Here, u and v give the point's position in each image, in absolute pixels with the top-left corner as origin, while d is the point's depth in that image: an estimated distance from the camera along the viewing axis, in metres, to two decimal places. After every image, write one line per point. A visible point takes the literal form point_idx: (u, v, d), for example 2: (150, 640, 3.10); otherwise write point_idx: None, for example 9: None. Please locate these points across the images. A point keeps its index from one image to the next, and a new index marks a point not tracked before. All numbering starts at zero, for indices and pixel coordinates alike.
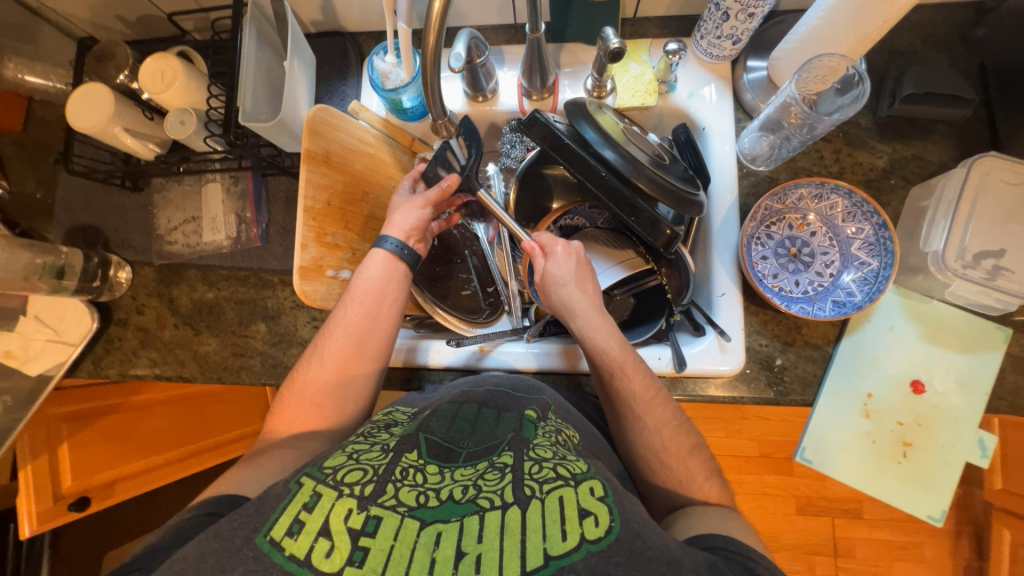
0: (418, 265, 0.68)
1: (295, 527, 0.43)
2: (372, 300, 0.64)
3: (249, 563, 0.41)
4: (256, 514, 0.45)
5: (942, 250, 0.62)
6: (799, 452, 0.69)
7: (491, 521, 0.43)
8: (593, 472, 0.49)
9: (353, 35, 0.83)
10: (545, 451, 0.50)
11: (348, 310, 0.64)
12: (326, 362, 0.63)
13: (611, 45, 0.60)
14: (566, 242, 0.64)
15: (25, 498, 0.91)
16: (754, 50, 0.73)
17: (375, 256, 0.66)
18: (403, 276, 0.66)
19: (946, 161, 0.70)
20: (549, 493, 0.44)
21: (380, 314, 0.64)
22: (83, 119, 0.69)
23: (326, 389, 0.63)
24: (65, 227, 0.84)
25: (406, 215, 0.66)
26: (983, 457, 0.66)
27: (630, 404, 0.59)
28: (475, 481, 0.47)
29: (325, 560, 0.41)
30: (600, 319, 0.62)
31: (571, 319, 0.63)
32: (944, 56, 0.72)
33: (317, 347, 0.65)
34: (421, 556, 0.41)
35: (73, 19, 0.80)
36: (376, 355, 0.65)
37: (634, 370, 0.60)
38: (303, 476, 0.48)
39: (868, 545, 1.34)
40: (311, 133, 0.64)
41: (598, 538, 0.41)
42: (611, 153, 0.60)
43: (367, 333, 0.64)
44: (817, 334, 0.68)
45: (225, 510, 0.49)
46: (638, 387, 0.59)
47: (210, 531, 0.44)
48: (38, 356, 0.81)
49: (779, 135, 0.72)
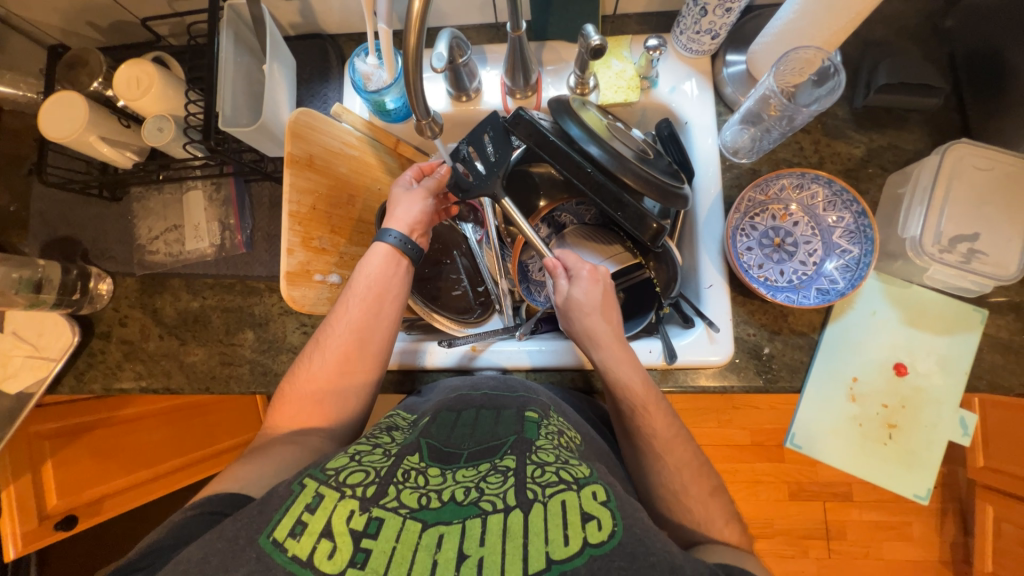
0: (421, 259, 0.69)
1: (298, 528, 0.42)
2: (374, 295, 0.64)
3: (252, 564, 0.41)
4: (259, 514, 0.44)
5: (919, 235, 0.64)
6: (789, 438, 0.70)
7: (494, 524, 0.43)
8: (595, 476, 0.48)
9: (334, 37, 0.83)
10: (548, 453, 0.50)
11: (350, 306, 0.63)
12: (328, 358, 0.62)
13: (592, 42, 0.60)
14: (592, 267, 0.65)
15: (9, 517, 0.89)
16: (733, 44, 0.74)
17: (377, 251, 0.66)
18: (406, 270, 0.67)
19: (920, 149, 0.72)
20: (552, 497, 0.44)
21: (382, 310, 0.64)
22: (56, 128, 0.68)
23: (327, 386, 0.62)
24: (41, 239, 0.81)
25: (409, 209, 0.67)
26: (965, 435, 0.68)
27: (651, 440, 0.60)
28: (477, 483, 0.47)
29: (327, 562, 0.41)
30: (622, 349, 0.62)
31: (593, 348, 0.63)
32: (914, 46, 0.74)
33: (318, 343, 0.64)
34: (423, 558, 0.41)
35: (42, 26, 0.78)
36: (377, 352, 0.64)
37: (653, 403, 0.61)
38: (304, 477, 0.47)
39: (858, 527, 1.37)
40: (295, 136, 0.63)
41: (601, 542, 0.41)
42: (595, 150, 0.60)
43: (368, 329, 0.63)
44: (803, 321, 0.70)
45: (229, 509, 0.48)
46: (659, 425, 0.60)
47: (214, 531, 0.44)
48: (18, 373, 0.78)
49: (760, 127, 0.72)
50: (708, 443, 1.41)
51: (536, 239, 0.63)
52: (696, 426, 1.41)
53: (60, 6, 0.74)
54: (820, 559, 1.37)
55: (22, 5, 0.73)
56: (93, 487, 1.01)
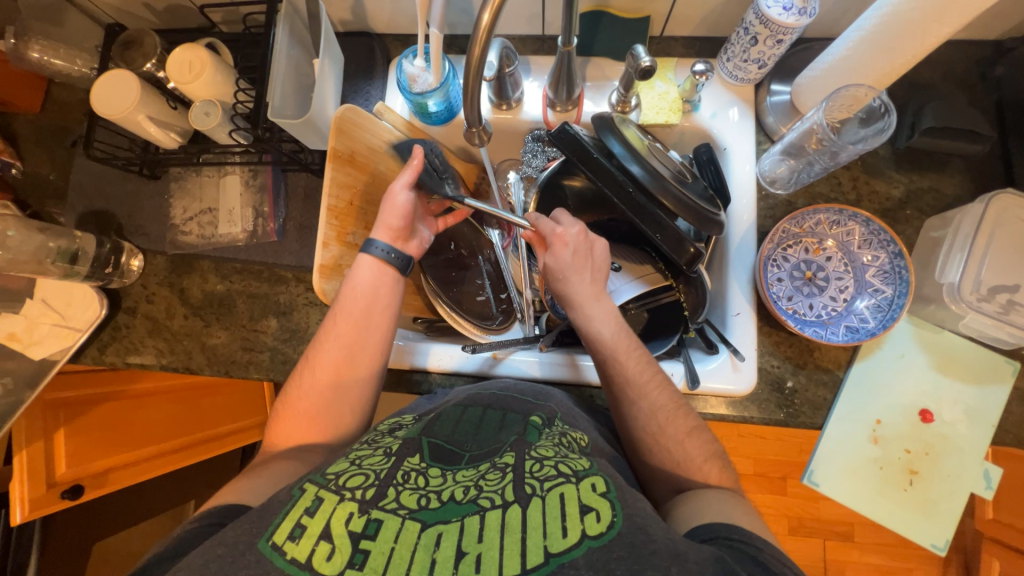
0: (409, 268, 0.68)
1: (297, 532, 0.43)
2: (363, 308, 0.64)
3: (251, 568, 0.41)
4: (258, 521, 0.45)
5: (958, 282, 0.63)
6: (807, 474, 0.69)
7: (492, 520, 0.43)
8: (595, 468, 0.49)
9: (381, 36, 0.84)
10: (546, 450, 0.51)
11: (338, 321, 0.64)
12: (319, 374, 0.63)
13: (643, 63, 0.60)
14: (565, 228, 0.64)
15: (17, 481, 0.87)
16: (778, 75, 0.74)
17: (363, 262, 0.65)
18: (394, 280, 0.66)
19: (961, 195, 0.72)
20: (550, 491, 0.45)
21: (370, 322, 0.64)
22: (108, 106, 0.69)
23: (321, 401, 0.62)
24: (77, 211, 0.83)
25: (394, 215, 0.65)
26: (988, 488, 0.67)
27: (626, 391, 0.60)
28: (477, 481, 0.47)
29: (326, 563, 0.40)
30: (597, 307, 0.63)
31: (570, 306, 0.64)
32: (961, 91, 0.74)
33: (310, 361, 0.64)
34: (422, 557, 0.40)
35: (100, 4, 0.80)
36: (368, 365, 0.64)
37: (630, 356, 0.61)
38: (305, 482, 0.48)
39: (858, 569, 1.35)
40: (339, 131, 0.64)
41: (599, 533, 0.41)
42: (637, 168, 0.62)
43: (357, 344, 0.63)
44: (829, 358, 0.69)
45: (227, 519, 0.49)
46: (634, 373, 0.60)
47: (212, 541, 0.44)
48: (42, 341, 0.80)
49: (801, 160, 0.72)
50: None
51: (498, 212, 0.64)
52: None
53: None
54: None
55: None
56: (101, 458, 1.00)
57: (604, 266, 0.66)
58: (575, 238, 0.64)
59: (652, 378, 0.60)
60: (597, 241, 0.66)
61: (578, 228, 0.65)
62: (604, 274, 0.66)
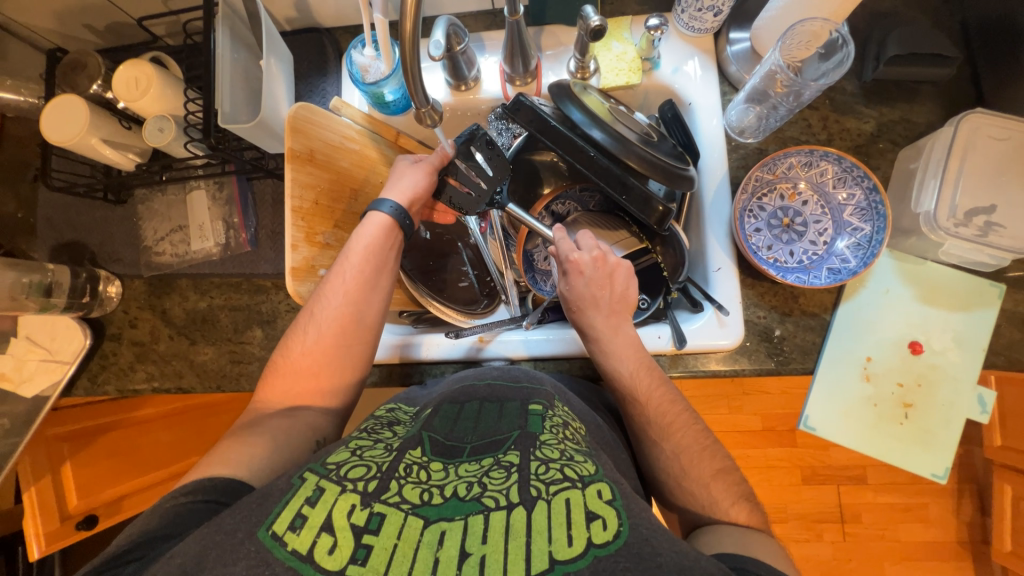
0: (412, 234, 0.69)
1: (297, 522, 0.42)
2: (368, 266, 0.64)
3: (250, 558, 0.40)
4: (259, 507, 0.44)
5: (933, 210, 0.62)
6: (802, 420, 0.70)
7: (496, 521, 0.42)
8: (601, 473, 0.48)
9: (329, 30, 0.82)
10: (552, 450, 0.49)
11: (343, 277, 0.63)
12: (323, 330, 0.62)
13: (592, 23, 0.59)
14: (580, 255, 0.63)
15: (31, 520, 0.91)
16: (736, 22, 0.73)
17: (374, 220, 0.65)
18: (397, 241, 0.67)
19: (932, 122, 0.70)
20: (555, 495, 0.44)
21: (378, 282, 0.65)
22: (59, 132, 0.68)
23: (325, 358, 0.62)
24: (49, 245, 0.82)
25: (412, 182, 0.66)
26: (984, 412, 0.67)
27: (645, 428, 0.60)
28: (480, 477, 0.47)
29: (328, 558, 0.40)
30: (614, 341, 0.62)
31: (586, 341, 0.64)
32: (925, 16, 0.72)
33: (312, 313, 0.63)
34: (424, 556, 0.41)
35: (38, 30, 0.78)
36: (372, 324, 0.65)
37: (656, 401, 0.60)
38: (304, 471, 0.47)
39: (873, 510, 1.36)
40: (294, 131, 0.62)
41: (606, 542, 0.41)
42: (598, 133, 0.60)
43: (364, 300, 0.64)
44: (814, 302, 0.68)
45: (230, 500, 0.48)
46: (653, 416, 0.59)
47: (212, 525, 0.43)
48: (33, 377, 0.79)
49: (765, 105, 0.71)
50: (719, 429, 1.40)
51: (528, 219, 0.65)
52: (707, 413, 1.40)
53: (56, 7, 0.73)
54: (835, 542, 1.37)
55: (16, 8, 0.73)
56: (111, 487, 1.03)
57: (626, 296, 0.64)
58: (590, 266, 0.63)
59: (678, 424, 0.59)
60: (617, 266, 0.64)
61: (594, 254, 0.63)
62: (627, 304, 0.64)
